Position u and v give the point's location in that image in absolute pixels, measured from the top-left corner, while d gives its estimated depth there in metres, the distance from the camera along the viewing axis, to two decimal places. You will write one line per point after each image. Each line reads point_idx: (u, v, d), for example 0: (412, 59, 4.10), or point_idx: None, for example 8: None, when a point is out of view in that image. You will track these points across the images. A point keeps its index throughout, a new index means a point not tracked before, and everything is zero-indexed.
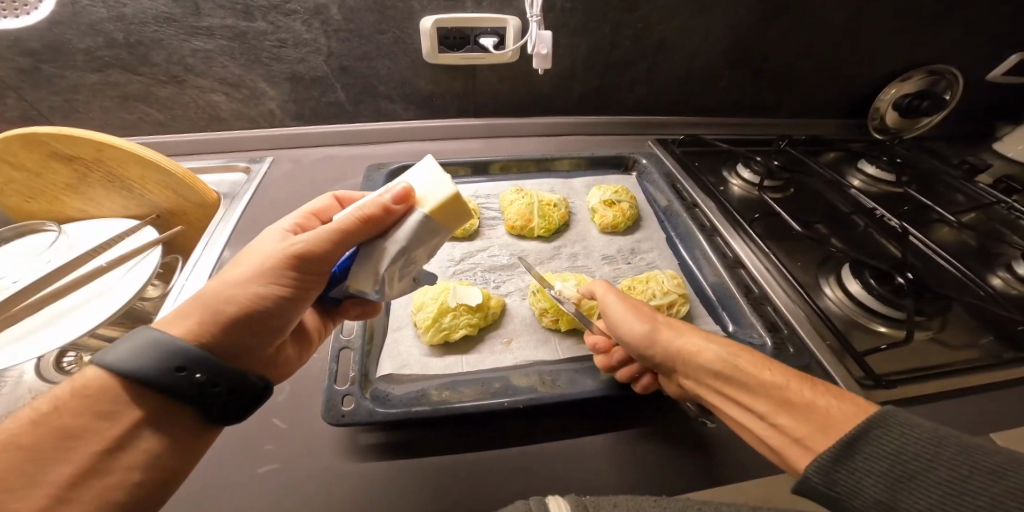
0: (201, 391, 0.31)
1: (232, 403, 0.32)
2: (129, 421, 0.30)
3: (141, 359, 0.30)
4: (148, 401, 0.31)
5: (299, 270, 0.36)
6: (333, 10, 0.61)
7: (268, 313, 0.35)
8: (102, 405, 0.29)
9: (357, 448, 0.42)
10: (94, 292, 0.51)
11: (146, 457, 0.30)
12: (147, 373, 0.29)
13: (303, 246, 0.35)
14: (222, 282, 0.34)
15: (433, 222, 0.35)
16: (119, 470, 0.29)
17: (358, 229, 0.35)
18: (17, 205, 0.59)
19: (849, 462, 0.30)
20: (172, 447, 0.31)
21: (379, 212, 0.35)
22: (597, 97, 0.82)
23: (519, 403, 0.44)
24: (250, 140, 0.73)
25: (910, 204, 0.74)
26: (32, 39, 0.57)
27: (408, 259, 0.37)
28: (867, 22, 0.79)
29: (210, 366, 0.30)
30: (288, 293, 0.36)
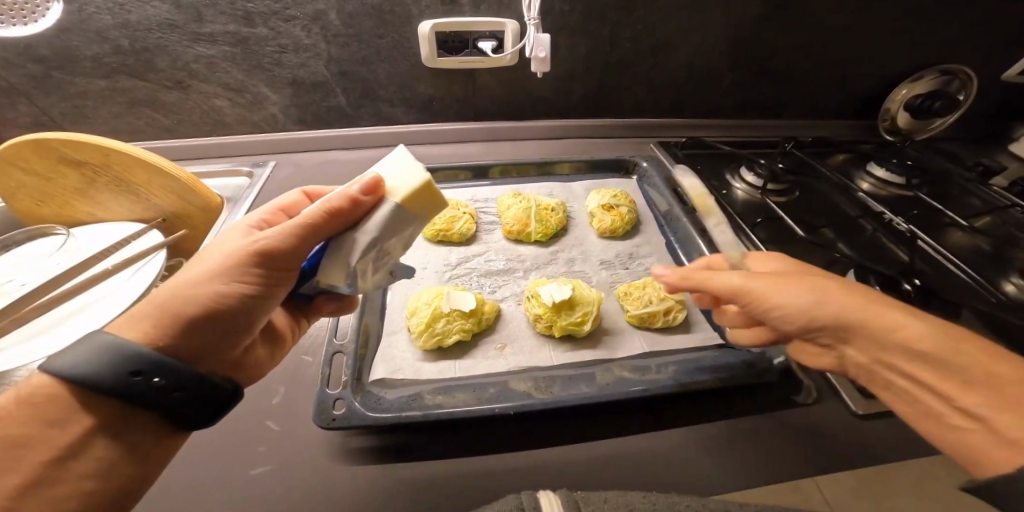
0: (160, 395, 0.30)
1: (192, 407, 0.32)
2: (80, 429, 0.30)
3: (91, 364, 0.29)
4: (101, 408, 0.30)
5: (262, 266, 0.36)
6: (332, 15, 0.62)
7: (230, 312, 0.35)
8: (49, 413, 0.29)
9: (347, 452, 0.42)
10: (100, 294, 0.53)
11: (103, 463, 0.30)
12: (98, 378, 0.29)
13: (268, 242, 0.36)
14: (181, 281, 0.34)
15: (403, 212, 0.35)
16: (72, 479, 0.29)
17: (325, 222, 0.35)
18: (27, 208, 0.60)
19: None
20: (129, 454, 0.31)
21: (345, 203, 0.35)
22: (597, 99, 0.81)
23: (509, 409, 0.44)
24: (253, 144, 0.74)
25: (919, 208, 0.72)
26: (42, 46, 0.59)
27: (381, 251, 0.37)
28: (874, 22, 0.77)
29: (169, 370, 0.30)
30: (253, 291, 0.36)
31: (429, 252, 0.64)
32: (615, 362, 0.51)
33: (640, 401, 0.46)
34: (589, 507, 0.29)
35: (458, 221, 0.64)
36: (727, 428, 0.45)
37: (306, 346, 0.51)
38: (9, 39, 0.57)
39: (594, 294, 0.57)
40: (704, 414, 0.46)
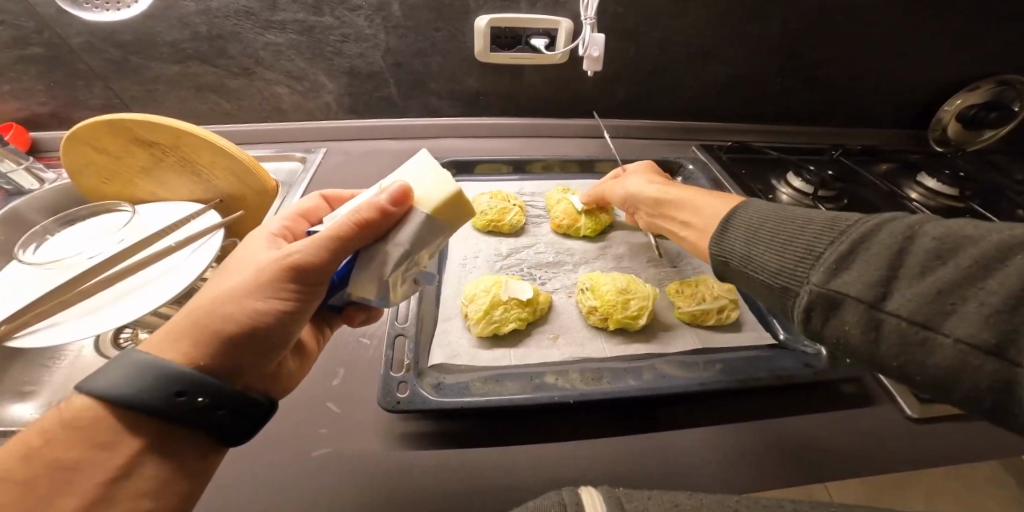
0: (202, 414, 0.30)
1: (234, 424, 0.32)
2: (129, 449, 0.29)
3: (133, 389, 0.29)
4: (146, 429, 0.30)
5: (295, 282, 0.35)
6: (394, 7, 0.63)
7: (265, 329, 0.35)
8: (95, 437, 0.29)
9: (410, 435, 0.43)
10: (161, 270, 0.53)
11: (154, 480, 0.30)
12: (142, 400, 0.29)
13: (299, 258, 0.34)
14: (218, 299, 0.34)
15: (433, 223, 0.35)
16: (127, 498, 0.29)
17: (354, 235, 0.34)
18: (98, 187, 0.63)
19: (811, 262, 0.33)
20: (178, 471, 0.31)
21: (374, 215, 0.34)
22: (644, 99, 0.81)
23: (570, 398, 0.44)
24: (307, 132, 0.76)
25: (973, 222, 0.71)
26: (125, 32, 0.61)
27: (412, 261, 0.36)
28: (935, 30, 0.76)
29: (209, 389, 0.30)
30: (287, 308, 0.36)
31: (479, 242, 0.65)
32: (664, 358, 0.51)
33: (695, 399, 0.47)
34: (631, 503, 0.24)
35: (509, 212, 0.65)
36: (786, 432, 0.45)
37: (362, 329, 0.52)
38: (98, 25, 0.59)
39: (649, 289, 0.56)
40: (763, 416, 0.46)
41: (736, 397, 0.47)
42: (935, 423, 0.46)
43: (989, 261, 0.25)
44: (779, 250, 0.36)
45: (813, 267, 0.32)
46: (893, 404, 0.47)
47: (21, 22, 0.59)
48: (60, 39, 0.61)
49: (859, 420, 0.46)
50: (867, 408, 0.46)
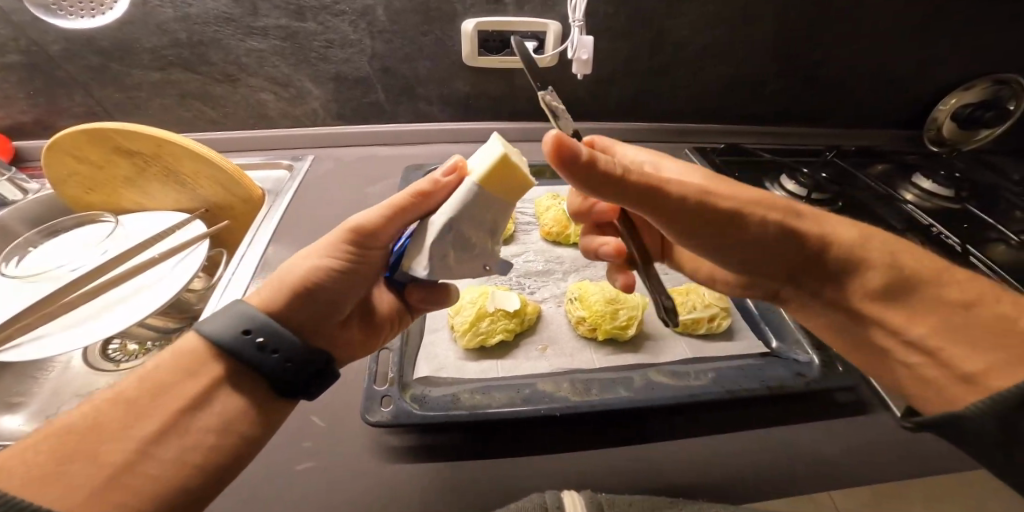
0: (265, 354, 0.34)
1: (289, 374, 0.35)
2: (209, 380, 0.34)
3: (226, 320, 0.34)
4: (226, 363, 0.34)
5: (353, 245, 0.39)
6: (379, 12, 0.62)
7: (327, 286, 0.39)
8: (187, 362, 0.33)
9: (393, 450, 0.42)
10: (147, 281, 0.53)
11: (222, 417, 0.33)
12: (227, 330, 0.34)
13: (360, 221, 0.38)
14: (299, 257, 0.39)
15: (484, 192, 0.33)
16: (195, 431, 0.31)
17: (411, 204, 0.37)
18: (80, 196, 0.62)
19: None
20: (247, 413, 0.34)
21: (431, 187, 0.37)
22: (635, 103, 0.80)
23: (556, 411, 0.43)
24: (294, 139, 0.75)
25: (970, 223, 0.70)
26: (106, 38, 0.60)
27: (461, 235, 0.35)
28: (928, 29, 0.75)
29: (274, 330, 0.34)
30: (343, 268, 0.39)
31: None
32: (655, 368, 0.51)
33: (685, 410, 0.46)
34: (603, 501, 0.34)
35: None
36: (778, 443, 0.44)
37: None
38: (76, 31, 0.59)
39: (638, 298, 0.56)
40: (754, 425, 0.45)
41: (727, 405, 0.46)
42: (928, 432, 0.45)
43: None
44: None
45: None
46: (886, 412, 0.46)
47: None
48: (39, 46, 0.60)
49: (851, 430, 0.45)
50: (858, 418, 0.46)
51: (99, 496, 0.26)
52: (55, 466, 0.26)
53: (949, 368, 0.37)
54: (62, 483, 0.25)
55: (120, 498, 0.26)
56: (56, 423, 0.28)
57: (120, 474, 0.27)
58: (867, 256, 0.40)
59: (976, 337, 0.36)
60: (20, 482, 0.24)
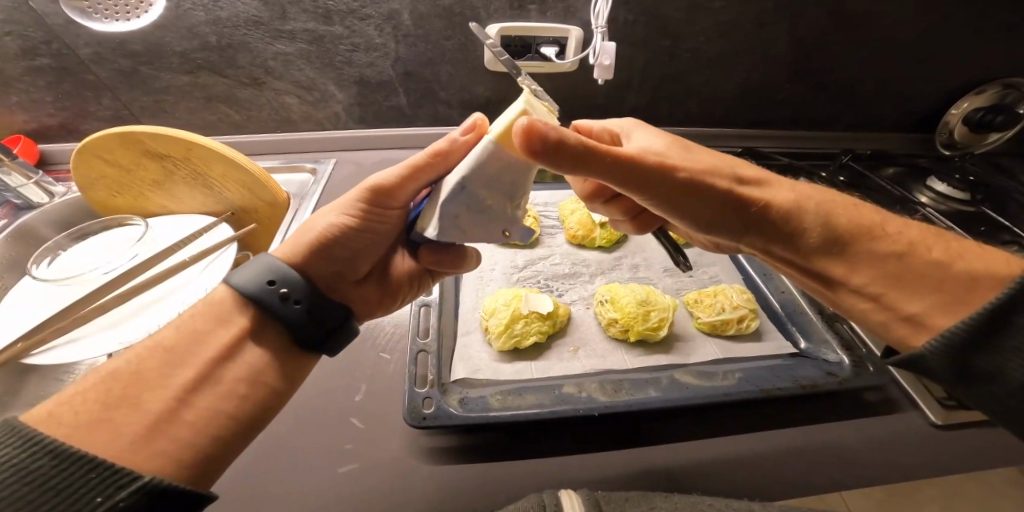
0: (284, 305, 0.36)
1: (306, 325, 0.37)
2: (240, 331, 0.36)
3: (247, 275, 0.36)
4: (253, 313, 0.36)
5: (370, 204, 0.41)
6: (404, 16, 0.63)
7: (342, 240, 0.41)
8: (219, 313, 0.36)
9: (434, 451, 0.42)
10: (178, 284, 0.53)
11: (251, 366, 0.35)
12: (249, 282, 0.36)
13: (381, 180, 0.40)
14: (322, 214, 0.42)
15: (495, 151, 0.32)
16: (228, 380, 0.33)
17: (430, 163, 0.39)
18: (108, 199, 0.62)
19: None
20: (273, 366, 0.36)
21: (450, 145, 0.38)
22: (653, 107, 0.81)
23: (595, 411, 0.44)
24: (317, 142, 0.75)
25: (987, 225, 0.71)
26: (136, 42, 0.61)
27: (473, 195, 0.34)
28: (942, 34, 0.76)
29: (292, 282, 0.36)
30: (361, 225, 0.42)
31: (495, 254, 0.65)
32: (684, 368, 0.51)
33: (720, 411, 0.47)
34: (608, 504, 0.35)
35: None
36: (815, 444, 0.44)
37: (381, 344, 0.52)
38: (108, 35, 0.59)
39: (668, 300, 0.57)
40: (787, 424, 0.46)
41: (759, 403, 0.47)
42: (958, 429, 0.46)
43: None
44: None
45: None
46: (916, 410, 0.47)
47: (31, 33, 0.58)
48: (69, 50, 0.60)
49: (886, 430, 0.45)
50: (890, 418, 0.46)
51: (142, 439, 0.27)
52: (103, 411, 0.28)
53: (892, 309, 0.37)
54: (110, 425, 0.27)
55: (161, 444, 0.28)
56: (105, 372, 0.30)
57: (159, 420, 0.28)
58: (801, 216, 0.39)
59: (913, 283, 0.36)
60: (73, 427, 0.26)
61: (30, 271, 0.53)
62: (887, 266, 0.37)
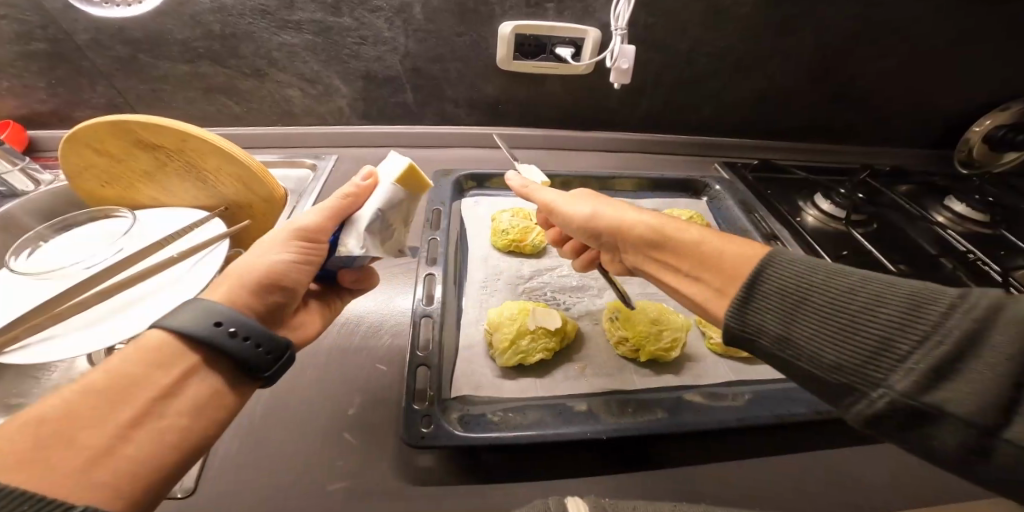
0: (235, 345, 0.32)
1: (259, 364, 0.33)
2: (182, 370, 0.31)
3: (188, 314, 0.31)
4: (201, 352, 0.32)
5: (312, 242, 0.38)
6: (416, 9, 0.60)
7: (284, 277, 0.37)
8: (155, 352, 0.30)
9: (429, 472, 0.40)
10: (165, 283, 0.49)
11: (193, 401, 0.30)
12: (188, 323, 0.31)
13: (312, 217, 0.38)
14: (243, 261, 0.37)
15: (400, 192, 0.36)
16: (172, 415, 0.29)
17: (354, 199, 0.38)
18: (97, 190, 0.60)
19: (890, 359, 0.27)
20: (222, 399, 0.32)
21: (355, 189, 0.38)
22: (667, 115, 0.78)
23: (603, 433, 0.42)
24: (319, 138, 0.73)
25: (1006, 248, 0.69)
26: (136, 28, 0.58)
27: (387, 225, 0.37)
28: (969, 50, 0.74)
29: (243, 320, 0.32)
30: (310, 260, 0.39)
31: (501, 263, 0.63)
32: (695, 389, 0.49)
33: (734, 437, 0.44)
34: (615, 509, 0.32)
35: (531, 232, 0.63)
36: (835, 478, 0.42)
37: (378, 355, 0.49)
38: (107, 20, 0.56)
39: (681, 319, 0.54)
40: (805, 455, 0.43)
41: (774, 429, 0.45)
42: None
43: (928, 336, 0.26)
44: (841, 336, 0.29)
45: (893, 369, 0.27)
46: None
47: (27, 16, 0.56)
48: (65, 35, 0.58)
49: (908, 463, 0.43)
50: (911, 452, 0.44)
51: (86, 480, 0.24)
52: (33, 449, 0.24)
53: None
54: (45, 467, 0.23)
55: (104, 481, 0.25)
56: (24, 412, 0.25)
57: (101, 456, 0.25)
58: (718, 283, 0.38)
59: None
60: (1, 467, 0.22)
61: (7, 261, 0.50)
62: (704, 279, 0.39)
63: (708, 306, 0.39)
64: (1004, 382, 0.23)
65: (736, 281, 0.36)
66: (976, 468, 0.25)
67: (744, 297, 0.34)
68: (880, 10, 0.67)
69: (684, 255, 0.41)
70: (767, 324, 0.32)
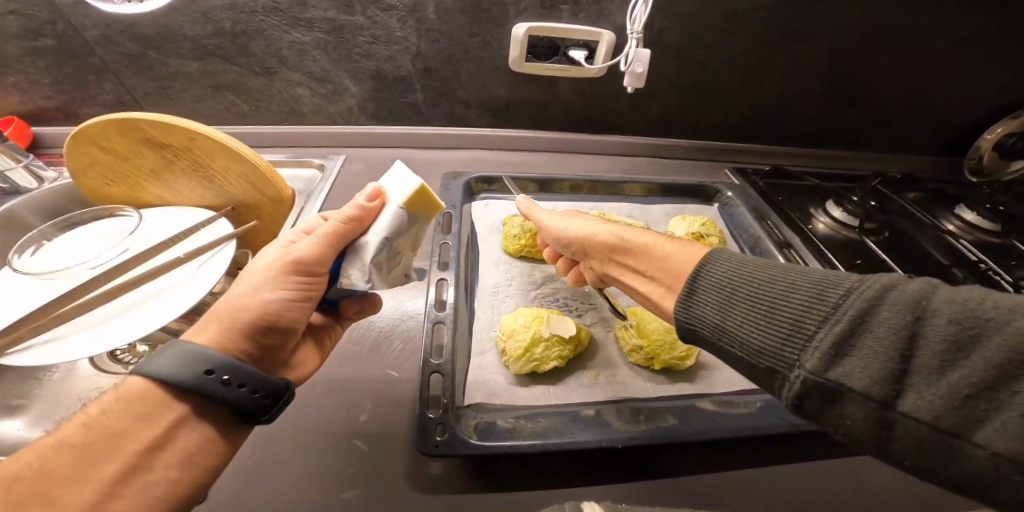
0: (228, 392, 0.31)
1: (254, 408, 0.32)
2: (169, 423, 0.30)
3: (173, 367, 0.30)
4: (191, 402, 0.31)
5: (306, 275, 0.35)
6: (429, 9, 0.59)
7: (279, 316, 0.35)
8: (139, 407, 0.29)
9: (442, 481, 0.39)
10: (170, 282, 0.47)
11: (183, 453, 0.30)
12: (177, 375, 0.30)
13: (304, 249, 0.34)
14: (230, 297, 0.34)
15: (409, 215, 0.35)
16: (159, 468, 0.29)
17: (349, 229, 0.35)
18: (102, 188, 0.59)
19: (801, 340, 0.29)
20: (217, 444, 0.32)
21: (359, 212, 0.34)
22: (678, 120, 0.78)
23: (618, 443, 0.41)
24: (327, 138, 0.72)
25: (1017, 259, 0.68)
26: (146, 25, 0.57)
27: (393, 248, 0.35)
28: (983, 58, 0.74)
29: (235, 367, 0.31)
30: (308, 297, 0.36)
31: (512, 268, 0.62)
32: (707, 397, 0.48)
33: (749, 449, 0.44)
34: None
35: None
36: (851, 493, 0.41)
37: (389, 360, 0.48)
38: (117, 16, 0.56)
39: None
40: (819, 467, 0.43)
41: (790, 440, 0.45)
42: None
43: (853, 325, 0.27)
44: (761, 322, 0.31)
45: (804, 348, 0.28)
46: None
47: (37, 12, 0.55)
48: (75, 31, 0.57)
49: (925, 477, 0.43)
50: None
51: None
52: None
53: None
54: None
55: None
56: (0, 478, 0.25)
57: None
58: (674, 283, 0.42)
59: None
60: None
61: (10, 260, 0.49)
62: (657, 280, 0.44)
63: (660, 303, 0.43)
64: (893, 355, 0.25)
65: (684, 278, 0.41)
66: (890, 446, 0.26)
67: (686, 295, 0.36)
68: (896, 18, 0.67)
69: (639, 258, 0.46)
70: (705, 317, 0.34)
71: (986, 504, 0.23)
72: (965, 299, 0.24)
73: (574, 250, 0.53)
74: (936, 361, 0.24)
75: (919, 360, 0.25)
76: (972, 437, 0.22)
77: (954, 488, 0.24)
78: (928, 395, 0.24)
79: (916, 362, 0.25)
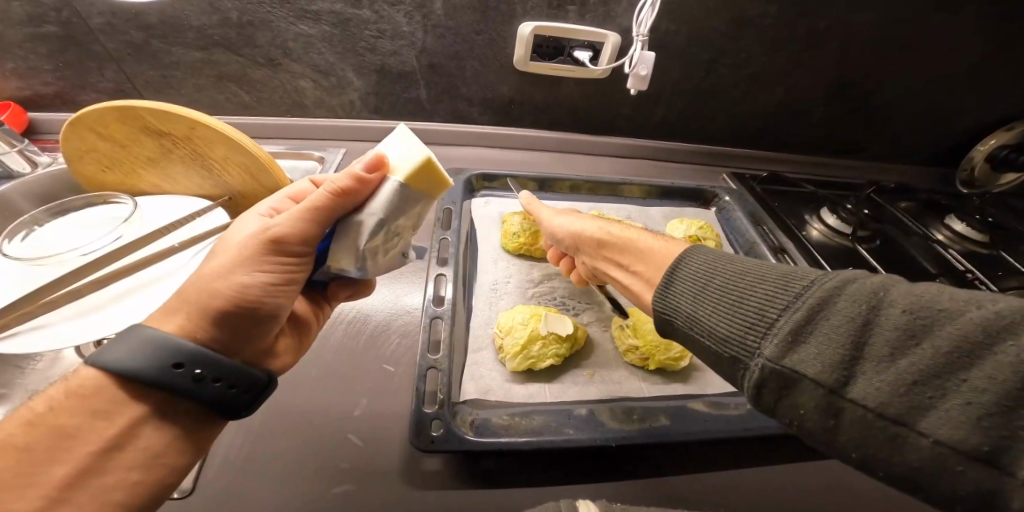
0: (200, 387, 0.30)
1: (228, 404, 0.32)
2: (128, 423, 0.29)
3: (134, 360, 0.29)
4: (154, 397, 0.30)
5: (281, 252, 0.35)
6: (436, 5, 0.59)
7: (256, 301, 0.34)
8: (94, 404, 0.29)
9: (434, 477, 0.39)
10: (164, 269, 0.46)
11: (145, 452, 0.29)
12: (141, 369, 0.29)
13: (282, 226, 0.34)
14: (203, 274, 0.33)
15: (409, 192, 0.33)
16: (115, 470, 0.28)
17: (331, 203, 0.33)
18: (96, 174, 0.58)
19: (762, 330, 0.30)
20: (178, 445, 0.31)
21: (349, 184, 0.33)
22: (679, 124, 0.78)
23: (612, 442, 0.42)
24: (327, 130, 0.71)
25: (1005, 271, 0.69)
26: (151, 14, 0.56)
27: (391, 230, 0.35)
28: (979, 73, 0.75)
29: (207, 361, 0.30)
30: (287, 281, 0.36)
31: (510, 266, 0.62)
32: (699, 399, 0.49)
33: (737, 449, 0.44)
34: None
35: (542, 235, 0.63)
36: (835, 494, 0.42)
37: (384, 355, 0.48)
38: (121, 4, 0.55)
39: None
40: (806, 469, 0.44)
41: (778, 441, 0.45)
42: None
43: (813, 313, 0.28)
44: (728, 312, 0.32)
45: (764, 336, 0.29)
46: None
47: None
48: (79, 18, 0.56)
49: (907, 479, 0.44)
50: None
51: None
52: None
53: None
54: None
55: None
56: None
57: None
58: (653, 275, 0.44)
59: None
60: None
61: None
62: (638, 271, 0.45)
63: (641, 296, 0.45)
64: (846, 341, 0.26)
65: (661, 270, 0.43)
66: (838, 435, 0.27)
67: (664, 285, 0.37)
68: (897, 31, 0.68)
69: (622, 252, 0.48)
70: (678, 308, 0.36)
71: (929, 502, 0.24)
72: (920, 293, 0.26)
73: (566, 245, 0.56)
74: (888, 348, 0.25)
75: (871, 348, 0.26)
76: (915, 424, 0.23)
77: (897, 483, 0.25)
78: (877, 381, 0.25)
79: (867, 350, 0.26)
